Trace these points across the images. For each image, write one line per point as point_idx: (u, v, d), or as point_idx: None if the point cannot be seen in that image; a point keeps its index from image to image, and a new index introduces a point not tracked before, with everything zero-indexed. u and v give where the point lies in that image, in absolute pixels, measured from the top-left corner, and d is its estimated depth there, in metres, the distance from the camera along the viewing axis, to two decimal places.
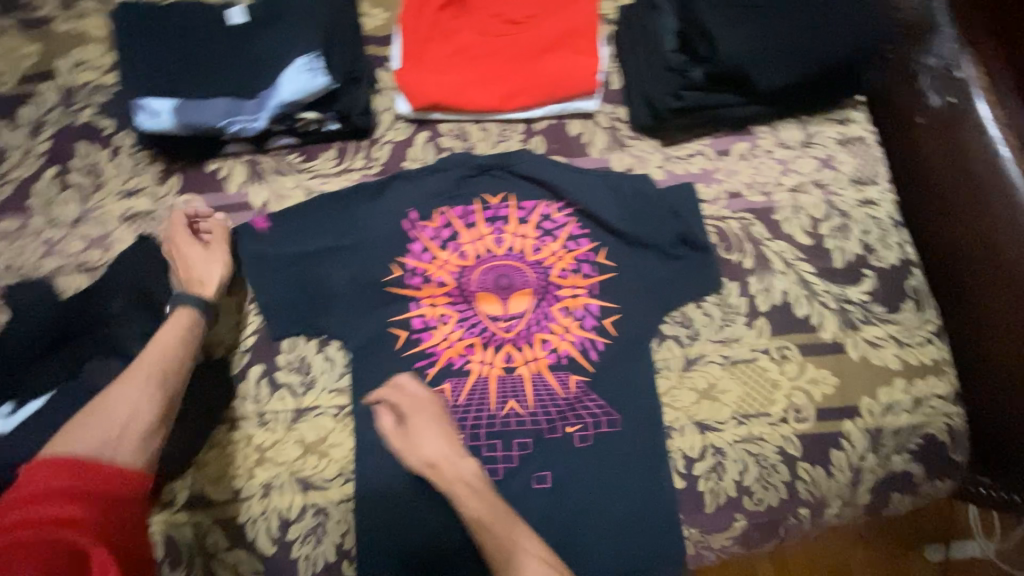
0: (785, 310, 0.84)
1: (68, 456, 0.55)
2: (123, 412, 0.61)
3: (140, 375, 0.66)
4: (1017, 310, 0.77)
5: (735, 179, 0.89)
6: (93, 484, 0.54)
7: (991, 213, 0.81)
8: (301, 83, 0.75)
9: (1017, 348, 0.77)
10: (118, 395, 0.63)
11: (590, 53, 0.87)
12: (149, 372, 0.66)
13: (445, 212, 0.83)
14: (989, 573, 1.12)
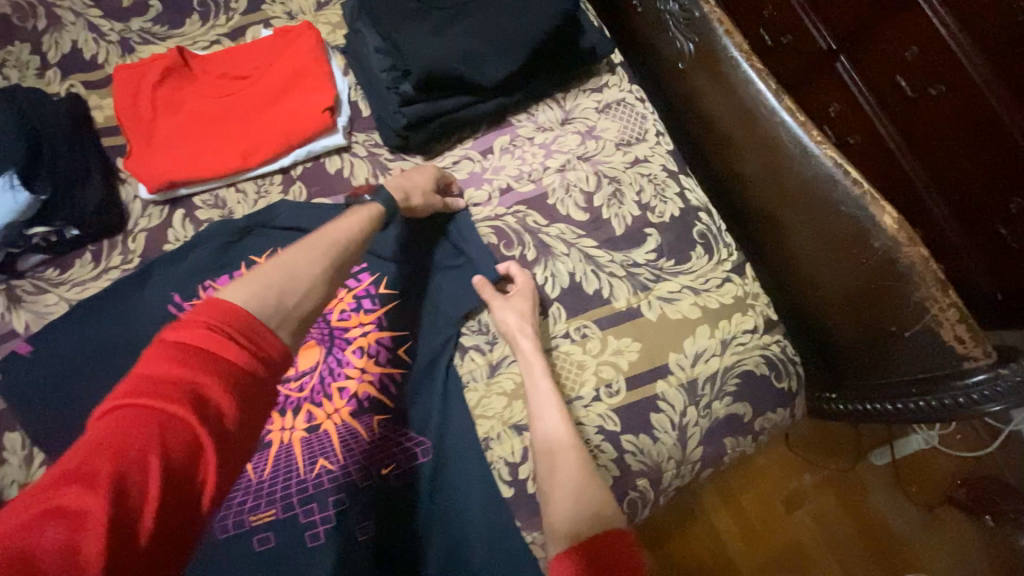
0: (575, 290, 0.84)
1: (232, 310, 0.50)
2: (290, 271, 0.60)
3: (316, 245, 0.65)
4: (825, 214, 0.83)
5: (502, 174, 0.88)
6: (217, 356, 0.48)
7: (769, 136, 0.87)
8: (4, 204, 0.73)
9: (841, 247, 0.83)
10: (293, 257, 0.62)
11: (320, 88, 0.85)
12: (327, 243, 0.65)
13: (207, 286, 0.80)
14: (940, 460, 1.28)
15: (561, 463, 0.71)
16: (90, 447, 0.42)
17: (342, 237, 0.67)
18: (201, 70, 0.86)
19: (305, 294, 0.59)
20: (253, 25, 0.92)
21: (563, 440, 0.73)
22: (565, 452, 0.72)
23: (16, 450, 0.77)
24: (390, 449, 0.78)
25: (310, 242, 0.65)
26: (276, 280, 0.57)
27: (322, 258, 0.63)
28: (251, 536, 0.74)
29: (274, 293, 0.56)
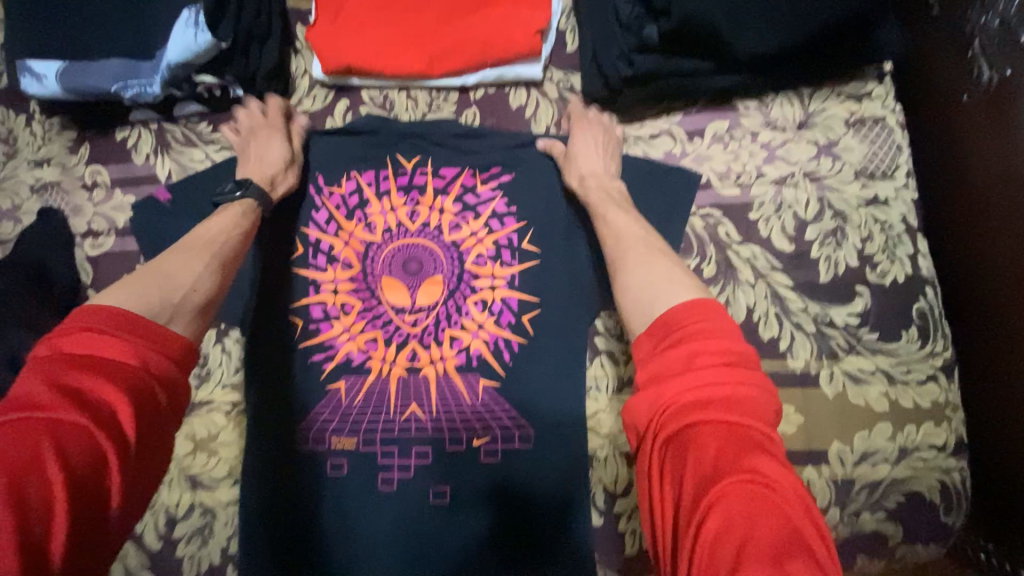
0: (748, 329, 0.70)
1: (109, 310, 0.47)
2: (182, 275, 0.55)
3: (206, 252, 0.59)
4: None
5: (705, 167, 0.73)
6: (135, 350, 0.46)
7: None
8: (186, 42, 0.66)
9: None
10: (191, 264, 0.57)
11: (535, 6, 0.71)
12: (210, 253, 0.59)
13: (353, 174, 0.75)
14: None
15: (640, 263, 0.58)
16: (13, 429, 0.40)
17: (215, 238, 0.60)
18: None
19: (191, 285, 0.55)
20: None
21: (634, 238, 0.61)
22: (643, 257, 0.59)
23: None
24: (488, 421, 0.72)
25: (187, 248, 0.59)
26: (152, 272, 0.54)
27: (200, 255, 0.58)
28: (327, 458, 0.72)
29: (172, 279, 0.54)
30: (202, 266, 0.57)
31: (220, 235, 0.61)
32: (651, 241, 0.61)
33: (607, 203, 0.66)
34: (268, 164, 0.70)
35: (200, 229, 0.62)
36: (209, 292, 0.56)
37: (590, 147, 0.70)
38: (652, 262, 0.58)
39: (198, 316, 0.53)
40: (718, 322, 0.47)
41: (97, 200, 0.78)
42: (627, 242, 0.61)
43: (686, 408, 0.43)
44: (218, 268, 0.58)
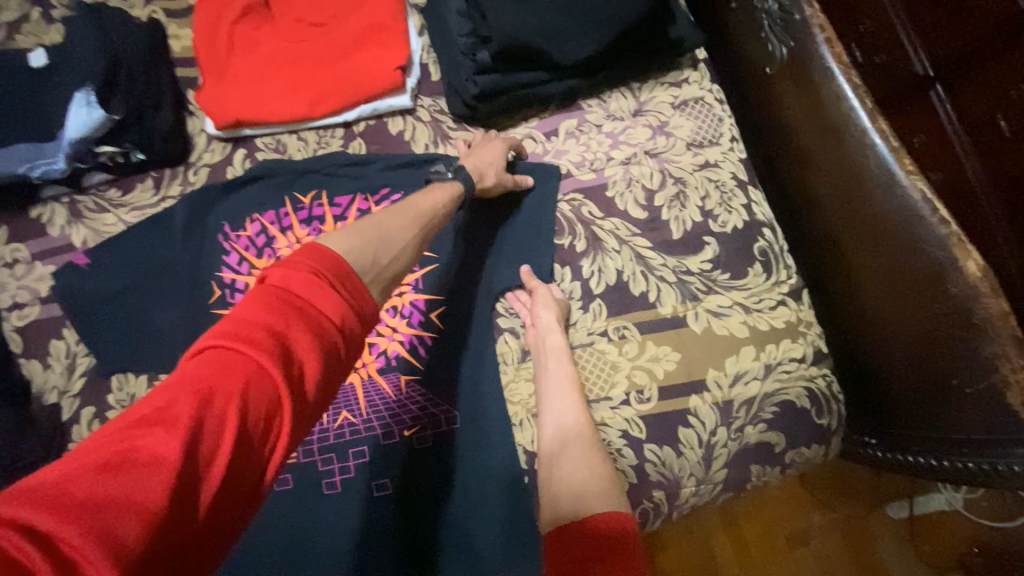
0: (621, 288, 0.81)
1: (261, 323, 0.42)
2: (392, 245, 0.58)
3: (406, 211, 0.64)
4: (898, 245, 0.75)
5: (564, 160, 0.85)
6: (222, 389, 0.38)
7: (845, 155, 0.79)
8: (80, 120, 0.74)
9: (909, 282, 0.74)
10: (388, 217, 0.62)
11: (395, 46, 0.83)
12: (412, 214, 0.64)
13: (256, 218, 0.83)
14: (963, 527, 1.13)
15: (574, 451, 0.68)
16: (200, 366, 0.40)
17: (421, 213, 0.65)
18: (279, 13, 0.85)
19: (397, 254, 0.58)
20: None
21: (584, 422, 0.71)
22: (580, 442, 0.69)
23: (64, 356, 0.82)
24: (413, 411, 0.79)
25: (401, 210, 0.64)
26: (368, 231, 0.57)
27: (413, 224, 0.63)
28: (272, 474, 0.77)
29: (381, 234, 0.58)
30: (411, 233, 0.62)
31: (428, 208, 0.67)
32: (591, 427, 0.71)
33: (557, 387, 0.75)
34: (483, 159, 0.77)
35: (411, 199, 0.67)
36: (394, 265, 0.57)
37: (550, 316, 0.77)
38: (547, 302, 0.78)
39: (384, 288, 0.55)
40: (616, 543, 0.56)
41: (19, 275, 0.84)
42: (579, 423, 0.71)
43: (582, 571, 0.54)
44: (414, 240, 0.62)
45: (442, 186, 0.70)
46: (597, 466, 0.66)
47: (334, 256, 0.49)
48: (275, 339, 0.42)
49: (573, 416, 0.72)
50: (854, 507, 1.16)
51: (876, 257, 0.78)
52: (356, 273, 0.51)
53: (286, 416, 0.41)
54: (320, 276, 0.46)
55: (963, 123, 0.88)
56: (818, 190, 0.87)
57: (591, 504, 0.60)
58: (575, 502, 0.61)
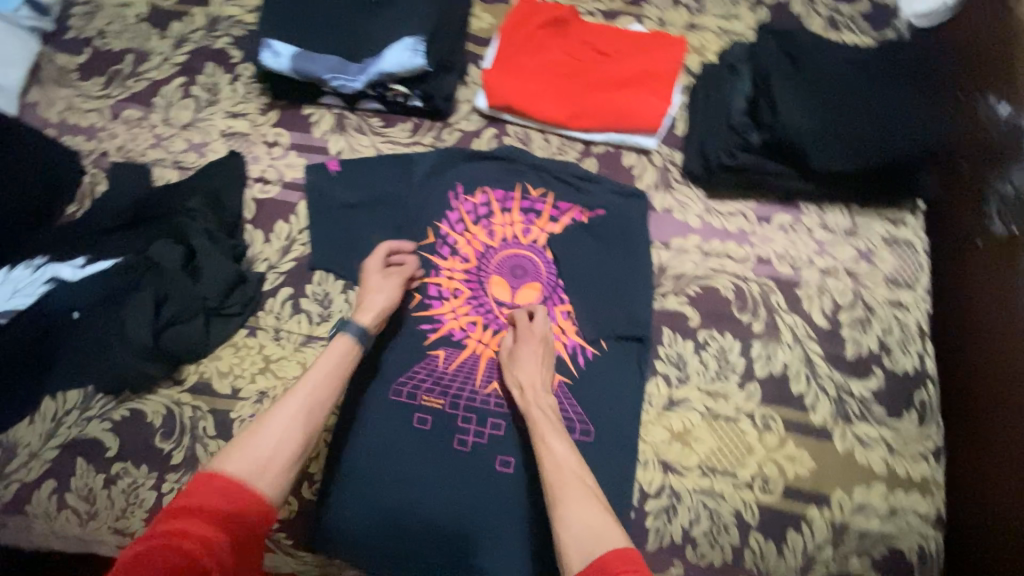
0: (781, 381, 0.85)
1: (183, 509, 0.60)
2: (275, 439, 0.68)
3: (295, 401, 0.72)
4: None
5: (768, 247, 0.90)
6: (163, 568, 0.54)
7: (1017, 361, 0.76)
8: (402, 59, 0.87)
9: None
10: (280, 416, 0.70)
11: (663, 96, 0.92)
12: (301, 398, 0.72)
13: (486, 190, 0.92)
14: None
15: (574, 496, 0.68)
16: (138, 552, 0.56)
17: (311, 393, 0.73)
18: (574, 31, 0.96)
19: (282, 448, 0.68)
20: (627, 14, 1.01)
21: (574, 465, 0.72)
22: (578, 488, 0.69)
23: (283, 238, 0.90)
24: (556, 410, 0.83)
25: (297, 395, 0.72)
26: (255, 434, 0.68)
27: (298, 415, 0.71)
28: (414, 412, 0.84)
29: (284, 429, 0.69)
30: (297, 415, 0.71)
31: (321, 380, 0.75)
32: (582, 467, 0.73)
33: (546, 425, 0.76)
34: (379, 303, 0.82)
35: (312, 372, 0.75)
36: (297, 450, 0.69)
37: (533, 362, 0.80)
38: (531, 359, 0.81)
39: (280, 474, 0.67)
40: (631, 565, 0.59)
41: (274, 155, 0.94)
42: (569, 466, 0.72)
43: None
44: (305, 424, 0.71)
45: (334, 351, 0.77)
46: (598, 511, 0.67)
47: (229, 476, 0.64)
48: (182, 533, 0.58)
49: (567, 476, 0.71)
50: None
51: (1019, 477, 0.73)
52: (251, 484, 0.64)
53: None
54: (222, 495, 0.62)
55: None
56: (976, 375, 0.83)
57: (602, 543, 0.62)
58: (583, 554, 0.62)
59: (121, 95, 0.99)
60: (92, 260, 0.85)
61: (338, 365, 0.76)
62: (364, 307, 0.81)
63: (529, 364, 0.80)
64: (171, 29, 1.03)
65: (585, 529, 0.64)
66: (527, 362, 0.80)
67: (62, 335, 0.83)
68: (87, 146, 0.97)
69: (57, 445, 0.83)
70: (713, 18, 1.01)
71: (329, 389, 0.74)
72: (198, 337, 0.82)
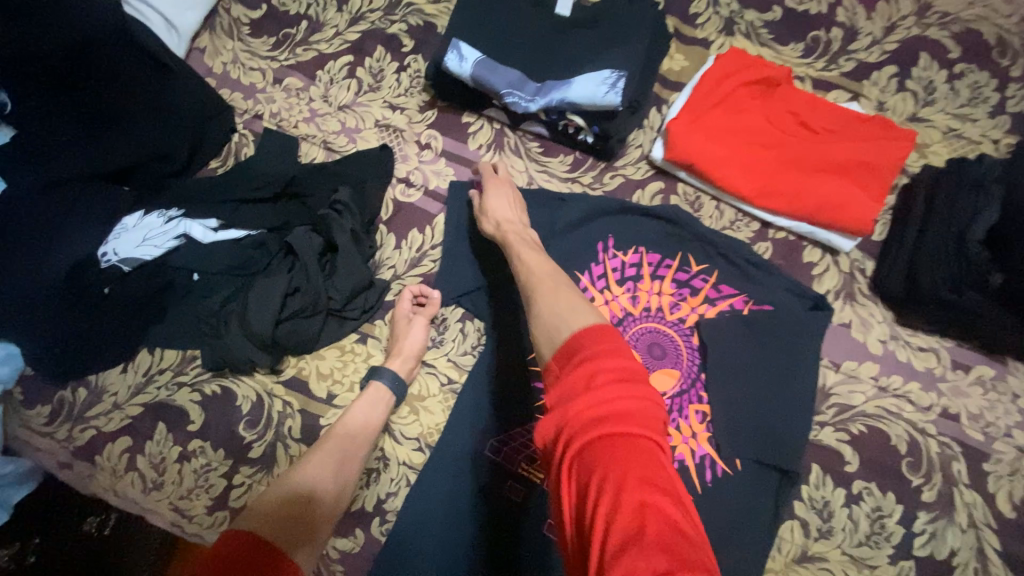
0: (942, 569, 0.71)
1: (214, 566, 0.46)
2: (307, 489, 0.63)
3: (324, 449, 0.68)
4: None
5: (959, 401, 0.76)
6: None
7: None
8: (592, 92, 0.77)
9: None
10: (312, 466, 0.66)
11: (875, 194, 0.79)
12: (334, 447, 0.69)
13: (639, 251, 0.82)
14: None
15: (546, 293, 0.60)
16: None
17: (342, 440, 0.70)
18: (782, 97, 0.84)
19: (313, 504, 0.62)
20: (842, 89, 0.88)
21: (545, 268, 0.65)
22: (552, 287, 0.61)
23: (413, 248, 0.84)
24: None
25: (330, 445, 0.69)
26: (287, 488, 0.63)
27: (331, 466, 0.67)
28: (507, 478, 0.75)
29: (314, 485, 0.64)
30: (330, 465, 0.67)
31: (354, 436, 0.71)
32: (557, 272, 0.65)
33: (517, 240, 0.71)
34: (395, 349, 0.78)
35: (339, 427, 0.71)
36: (328, 504, 0.64)
37: (508, 201, 0.77)
38: (506, 198, 0.77)
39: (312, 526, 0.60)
40: (610, 346, 0.48)
41: (424, 158, 0.88)
42: (541, 269, 0.65)
43: (595, 425, 0.43)
44: (338, 477, 0.67)
45: (367, 399, 0.74)
46: (580, 306, 0.56)
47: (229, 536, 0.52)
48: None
49: (541, 282, 0.63)
50: None
51: None
52: (282, 538, 0.55)
53: None
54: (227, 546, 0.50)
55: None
56: None
57: (570, 326, 0.52)
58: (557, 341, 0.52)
59: (287, 61, 0.96)
60: (226, 226, 0.81)
61: (371, 407, 0.74)
62: (396, 351, 0.77)
63: (501, 198, 0.77)
64: (350, 4, 0.98)
65: (554, 320, 0.55)
66: (507, 203, 0.77)
67: (178, 295, 0.80)
68: (242, 104, 0.94)
69: (142, 403, 0.80)
70: (943, 115, 0.86)
71: (360, 445, 0.71)
72: (310, 335, 0.77)
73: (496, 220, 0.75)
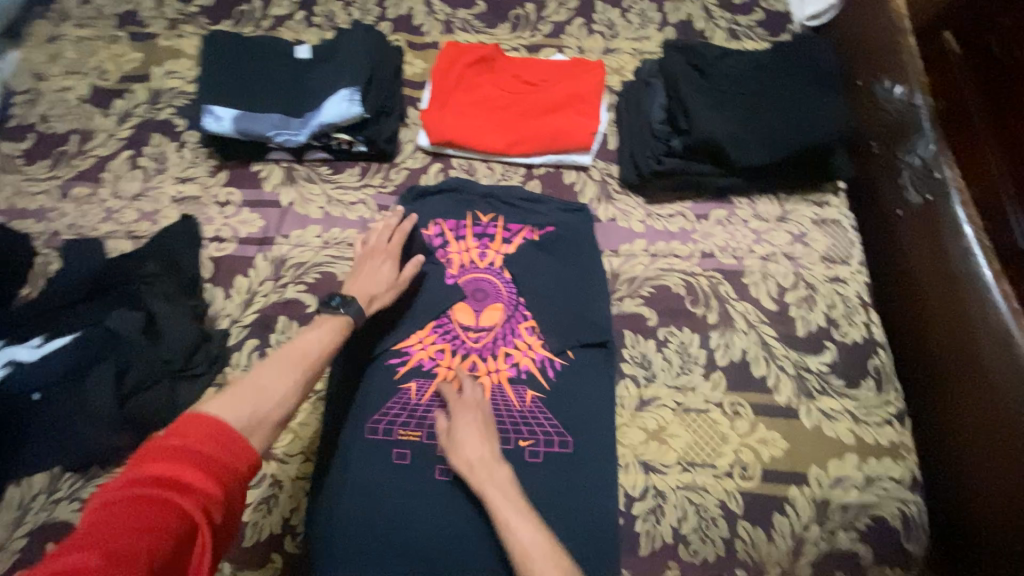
0: (741, 367, 0.88)
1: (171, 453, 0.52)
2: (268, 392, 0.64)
3: (286, 359, 0.68)
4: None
5: (710, 242, 0.96)
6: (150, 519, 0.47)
7: (976, 327, 0.82)
8: (340, 110, 0.91)
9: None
10: (272, 370, 0.67)
11: (591, 115, 0.99)
12: (294, 359, 0.69)
13: (439, 223, 0.96)
14: None
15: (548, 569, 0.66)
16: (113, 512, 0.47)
17: (297, 349, 0.70)
18: (502, 67, 1.04)
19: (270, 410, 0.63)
20: (549, 46, 1.09)
21: (544, 549, 0.67)
22: (548, 562, 0.66)
23: (242, 292, 0.91)
24: (533, 426, 0.84)
25: (283, 357, 0.69)
26: (246, 389, 0.63)
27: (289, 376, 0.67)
28: (392, 448, 0.83)
29: (266, 390, 0.64)
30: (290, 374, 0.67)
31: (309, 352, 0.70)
32: (556, 548, 0.68)
33: (506, 507, 0.72)
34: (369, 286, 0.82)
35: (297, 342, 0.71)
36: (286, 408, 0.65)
37: (472, 433, 0.78)
38: (480, 437, 0.78)
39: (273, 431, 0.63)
40: None
41: (226, 214, 0.97)
42: (540, 551, 0.67)
43: None
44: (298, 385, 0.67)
45: (322, 323, 0.74)
46: None
47: (203, 415, 0.56)
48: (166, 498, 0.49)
49: (529, 547, 0.68)
50: None
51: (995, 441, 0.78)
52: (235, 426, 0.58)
53: (178, 560, 0.48)
54: (202, 430, 0.54)
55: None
56: (932, 341, 0.90)
57: None
58: None
59: (69, 174, 1.00)
60: (49, 338, 0.84)
61: (330, 328, 0.74)
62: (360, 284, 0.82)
63: (466, 435, 0.78)
64: (113, 106, 1.05)
65: None
66: (463, 440, 0.77)
67: (26, 419, 0.79)
68: (35, 228, 0.96)
69: (21, 536, 0.77)
70: (626, 42, 1.10)
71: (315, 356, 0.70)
72: (166, 400, 0.81)
73: (459, 459, 0.76)
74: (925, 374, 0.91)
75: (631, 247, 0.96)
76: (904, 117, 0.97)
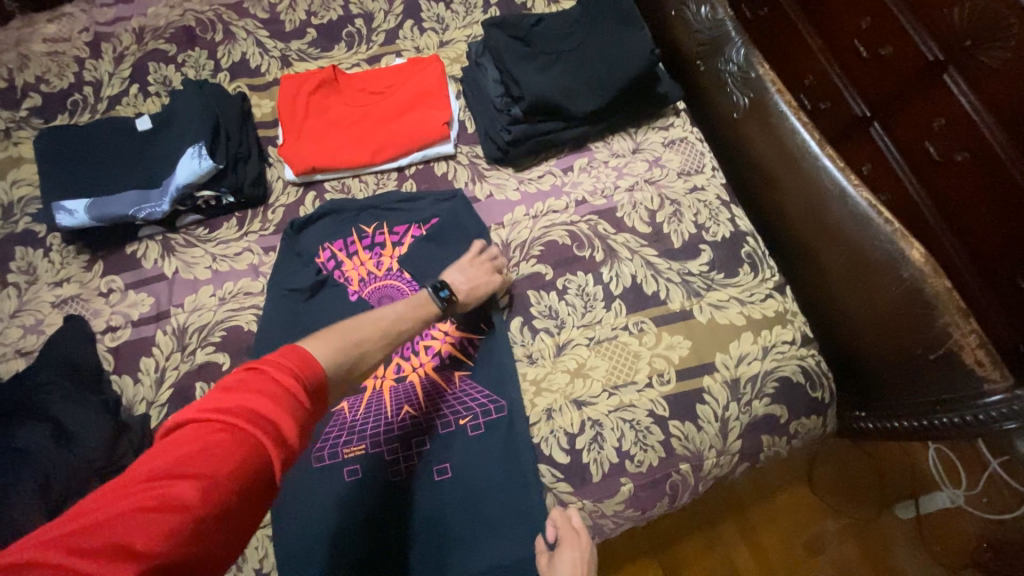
0: (635, 289, 0.97)
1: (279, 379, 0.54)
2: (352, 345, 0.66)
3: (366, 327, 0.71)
4: (886, 282, 0.86)
5: (580, 189, 1.04)
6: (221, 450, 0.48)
7: (820, 186, 0.94)
8: (192, 168, 0.92)
9: (892, 301, 0.85)
10: (352, 333, 0.68)
11: (441, 106, 1.04)
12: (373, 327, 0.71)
13: (327, 247, 0.98)
14: (963, 522, 1.21)
15: None
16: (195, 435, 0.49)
17: (390, 329, 0.74)
18: (345, 85, 1.07)
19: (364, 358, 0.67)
20: (386, 54, 1.14)
21: None
22: None
23: (153, 371, 0.91)
24: (467, 402, 0.89)
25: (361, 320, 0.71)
26: (332, 337, 0.65)
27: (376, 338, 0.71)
28: (341, 467, 0.85)
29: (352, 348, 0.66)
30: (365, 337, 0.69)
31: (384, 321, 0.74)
32: None
33: None
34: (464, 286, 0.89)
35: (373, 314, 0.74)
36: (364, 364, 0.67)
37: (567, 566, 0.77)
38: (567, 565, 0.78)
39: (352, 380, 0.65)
40: None
41: (114, 302, 0.96)
42: None
43: None
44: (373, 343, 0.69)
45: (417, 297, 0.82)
46: None
47: (304, 351, 0.58)
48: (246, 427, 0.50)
49: None
50: (866, 507, 1.24)
51: (857, 275, 0.90)
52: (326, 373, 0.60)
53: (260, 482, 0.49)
54: (302, 366, 0.56)
55: (899, 148, 1.03)
56: (788, 212, 1.00)
57: None
58: None
59: None
60: None
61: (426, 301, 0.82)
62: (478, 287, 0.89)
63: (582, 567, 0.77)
64: None
65: None
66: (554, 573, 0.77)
67: None
68: None
69: None
70: (457, 31, 1.16)
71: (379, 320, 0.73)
72: None
73: None
74: (787, 242, 1.02)
75: (511, 215, 1.02)
76: (714, 34, 1.10)
